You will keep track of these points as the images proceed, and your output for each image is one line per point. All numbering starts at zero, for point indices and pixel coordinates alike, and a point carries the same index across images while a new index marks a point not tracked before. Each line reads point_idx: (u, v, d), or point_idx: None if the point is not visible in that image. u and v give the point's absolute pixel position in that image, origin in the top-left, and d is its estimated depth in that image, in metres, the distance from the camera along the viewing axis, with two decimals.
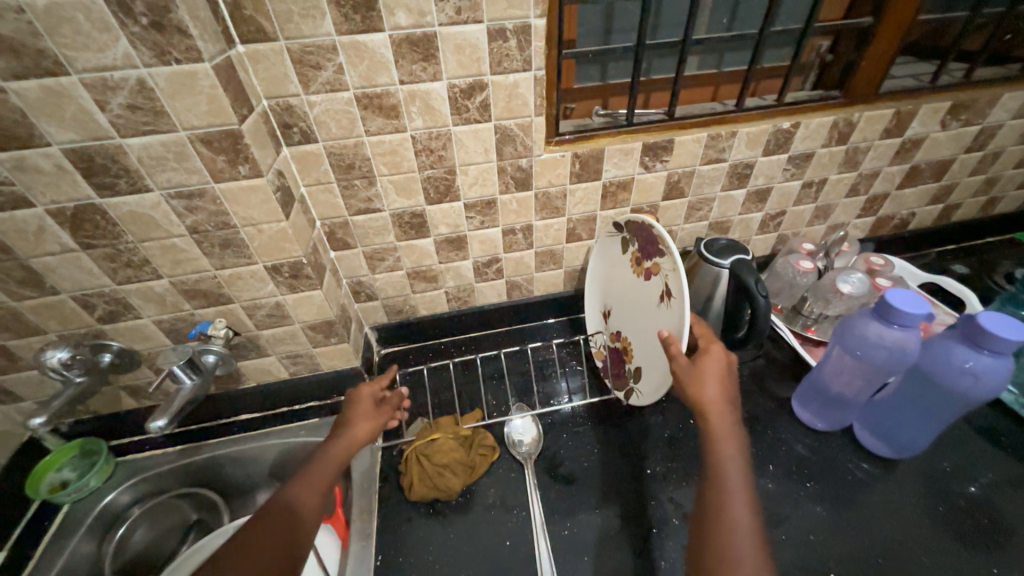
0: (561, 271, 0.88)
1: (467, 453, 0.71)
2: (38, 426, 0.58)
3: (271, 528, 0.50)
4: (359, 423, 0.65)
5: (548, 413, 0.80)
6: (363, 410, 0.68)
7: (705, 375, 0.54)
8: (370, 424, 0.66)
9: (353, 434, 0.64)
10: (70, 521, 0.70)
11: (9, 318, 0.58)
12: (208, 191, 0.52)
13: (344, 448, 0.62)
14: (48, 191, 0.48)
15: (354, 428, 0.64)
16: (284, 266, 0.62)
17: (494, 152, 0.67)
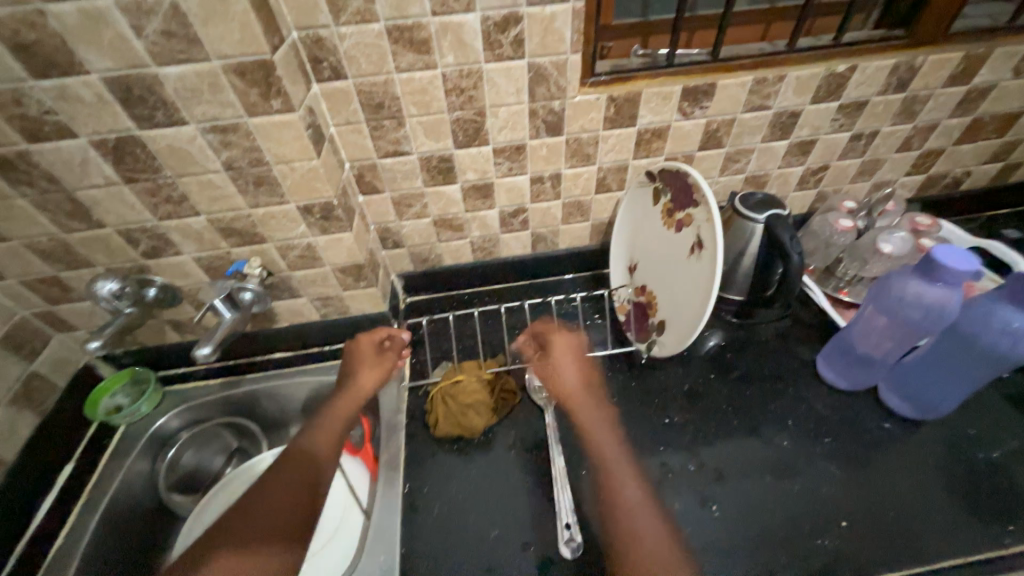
0: (588, 224, 0.86)
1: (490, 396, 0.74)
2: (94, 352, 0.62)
3: (291, 473, 0.62)
4: (361, 375, 0.74)
5: None
6: (366, 360, 0.75)
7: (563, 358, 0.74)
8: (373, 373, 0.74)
9: (357, 386, 0.73)
10: (126, 441, 0.76)
11: (60, 250, 0.61)
12: (242, 125, 0.52)
13: (352, 400, 0.72)
14: (90, 121, 0.49)
15: (358, 381, 0.73)
16: (316, 206, 0.62)
17: (526, 93, 0.65)
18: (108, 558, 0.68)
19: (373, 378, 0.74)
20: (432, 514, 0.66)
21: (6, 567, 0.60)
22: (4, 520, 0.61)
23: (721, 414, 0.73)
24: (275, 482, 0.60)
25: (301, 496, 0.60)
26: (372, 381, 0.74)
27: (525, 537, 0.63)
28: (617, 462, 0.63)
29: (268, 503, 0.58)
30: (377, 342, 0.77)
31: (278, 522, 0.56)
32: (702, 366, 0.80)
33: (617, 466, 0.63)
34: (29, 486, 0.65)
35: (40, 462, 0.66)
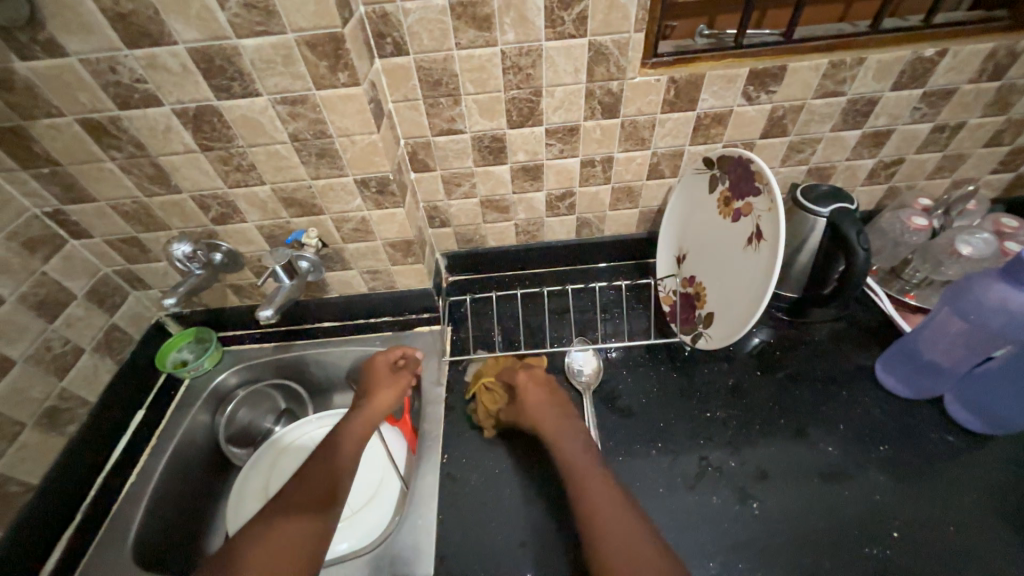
0: (636, 211, 0.85)
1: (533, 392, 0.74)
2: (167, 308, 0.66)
3: (314, 486, 0.61)
4: (379, 394, 0.74)
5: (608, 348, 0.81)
6: (382, 380, 0.76)
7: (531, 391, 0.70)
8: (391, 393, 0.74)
9: (374, 403, 0.73)
10: (189, 394, 0.81)
11: (141, 212, 0.66)
12: (310, 98, 0.54)
13: (369, 418, 0.71)
14: (174, 90, 0.52)
15: (375, 399, 0.73)
16: (372, 180, 0.64)
17: (585, 72, 0.64)
18: (172, 501, 0.72)
19: (390, 396, 0.73)
20: (468, 485, 0.68)
21: (88, 497, 0.67)
22: (88, 454, 0.68)
23: (766, 413, 0.71)
24: (296, 499, 0.60)
25: (311, 507, 0.59)
26: (389, 399, 0.74)
27: (559, 517, 0.64)
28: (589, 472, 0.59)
29: (290, 520, 0.57)
30: (392, 361, 0.78)
31: (300, 541, 0.55)
32: (749, 363, 0.77)
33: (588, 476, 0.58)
34: (108, 426, 0.71)
35: (118, 406, 0.73)
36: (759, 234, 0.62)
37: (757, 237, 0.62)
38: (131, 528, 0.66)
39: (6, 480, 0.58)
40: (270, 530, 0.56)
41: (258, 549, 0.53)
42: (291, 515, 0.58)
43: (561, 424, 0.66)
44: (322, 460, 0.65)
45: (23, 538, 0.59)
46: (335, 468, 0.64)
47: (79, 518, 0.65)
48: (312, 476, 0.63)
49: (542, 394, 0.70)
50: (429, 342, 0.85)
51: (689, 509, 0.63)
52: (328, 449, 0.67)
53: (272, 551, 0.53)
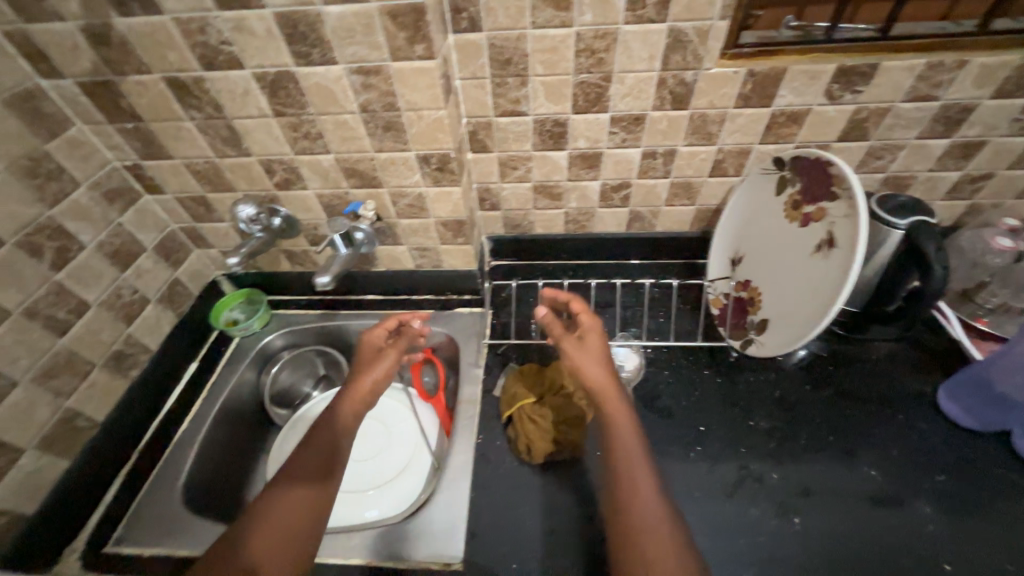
0: (692, 209, 0.82)
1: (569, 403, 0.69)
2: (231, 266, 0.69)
3: (312, 465, 0.59)
4: (366, 377, 0.69)
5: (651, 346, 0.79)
6: (370, 358, 0.72)
7: (588, 359, 0.63)
8: (379, 372, 0.69)
9: (358, 387, 0.68)
10: (239, 352, 0.84)
11: (212, 172, 0.68)
12: (384, 69, 0.54)
13: (361, 399, 0.68)
14: (256, 54, 0.53)
15: (363, 380, 0.69)
16: (433, 156, 0.64)
17: (660, 59, 0.61)
18: (218, 451, 0.76)
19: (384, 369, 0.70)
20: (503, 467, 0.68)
21: (144, 439, 0.70)
22: (148, 398, 0.72)
23: (814, 430, 0.68)
24: (297, 477, 0.58)
25: (309, 481, 0.58)
26: (373, 380, 0.69)
27: (591, 510, 0.63)
28: (639, 469, 0.55)
29: (289, 501, 0.56)
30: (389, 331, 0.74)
31: (300, 523, 0.54)
32: (799, 376, 0.74)
33: (638, 474, 0.54)
34: (165, 374, 0.75)
35: (175, 355, 0.77)
36: (832, 240, 0.59)
37: (830, 243, 0.59)
38: (182, 470, 0.69)
39: (77, 415, 0.61)
40: (270, 511, 0.54)
41: (261, 532, 0.52)
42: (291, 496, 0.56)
43: (620, 406, 0.59)
44: (319, 437, 0.62)
45: (87, 471, 0.62)
46: (331, 445, 0.62)
47: (136, 456, 0.69)
48: (312, 454, 0.61)
49: (592, 367, 0.62)
50: (469, 323, 0.86)
51: (727, 515, 0.61)
52: (323, 426, 0.64)
53: (274, 536, 0.52)
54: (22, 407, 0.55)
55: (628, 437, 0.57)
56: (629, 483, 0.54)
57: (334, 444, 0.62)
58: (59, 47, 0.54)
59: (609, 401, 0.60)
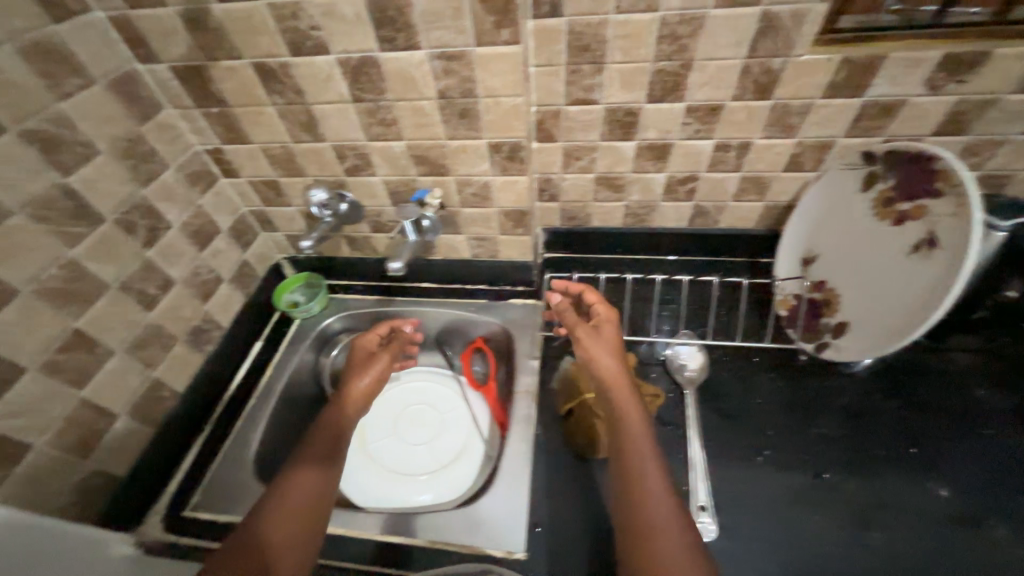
0: (761, 205, 0.79)
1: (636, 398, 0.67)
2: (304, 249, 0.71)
3: (317, 453, 0.58)
4: (359, 379, 0.69)
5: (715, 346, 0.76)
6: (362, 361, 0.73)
7: (601, 350, 0.62)
8: (373, 372, 0.70)
9: (352, 389, 0.68)
10: (299, 336, 0.86)
11: (286, 157, 0.70)
12: (467, 54, 0.54)
13: (356, 400, 0.68)
14: (343, 39, 0.54)
15: (357, 381, 0.69)
16: (505, 144, 0.63)
17: (747, 45, 0.59)
18: (281, 430, 0.77)
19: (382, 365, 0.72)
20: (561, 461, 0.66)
21: (212, 418, 0.73)
22: (218, 373, 0.75)
23: (889, 440, 0.65)
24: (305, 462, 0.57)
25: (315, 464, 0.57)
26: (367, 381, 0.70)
27: None
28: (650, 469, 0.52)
29: (298, 485, 0.54)
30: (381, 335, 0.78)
31: (312, 505, 0.53)
32: (877, 385, 0.70)
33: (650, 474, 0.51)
34: (233, 351, 0.78)
35: (242, 334, 0.80)
36: (933, 238, 0.58)
37: (932, 241, 0.58)
38: (250, 444, 0.71)
39: (161, 384, 0.64)
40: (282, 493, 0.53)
41: (275, 513, 0.51)
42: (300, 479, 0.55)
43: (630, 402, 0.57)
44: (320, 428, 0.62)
45: (167, 438, 0.65)
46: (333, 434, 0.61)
47: (206, 430, 0.72)
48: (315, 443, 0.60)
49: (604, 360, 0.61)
50: (522, 314, 0.85)
51: (797, 523, 0.59)
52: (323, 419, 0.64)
53: (288, 518, 0.51)
54: (117, 375, 0.58)
55: (639, 433, 0.54)
56: (641, 475, 0.51)
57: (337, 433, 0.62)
58: (158, 32, 0.56)
59: (619, 390, 0.58)
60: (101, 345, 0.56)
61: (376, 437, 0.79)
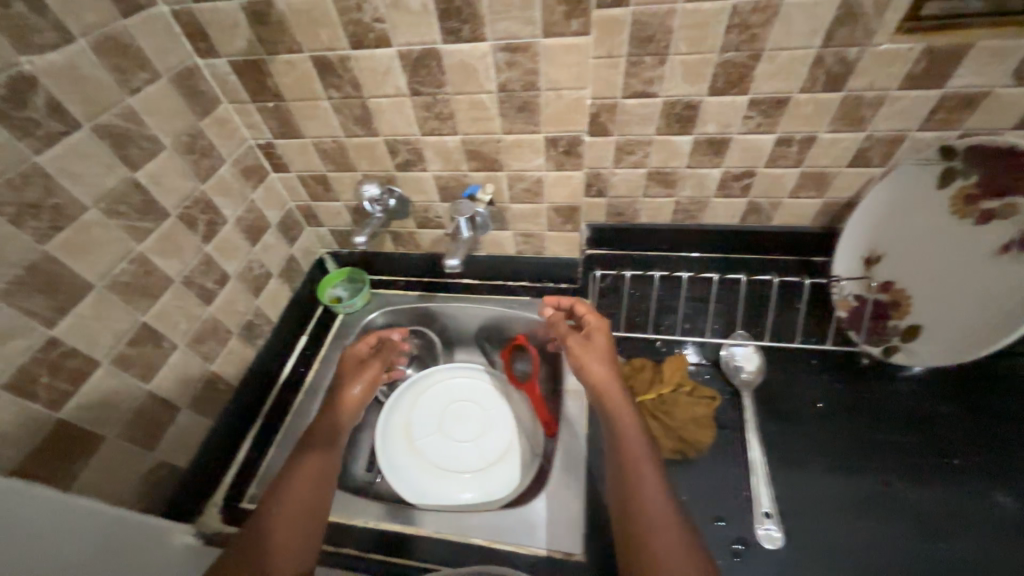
0: (819, 202, 0.75)
1: (694, 398, 0.64)
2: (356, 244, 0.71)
3: (314, 458, 0.60)
4: (352, 387, 0.70)
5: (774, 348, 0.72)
6: (354, 369, 0.73)
7: (590, 357, 0.62)
8: (363, 379, 0.71)
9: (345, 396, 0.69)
10: (344, 329, 0.87)
11: (338, 152, 0.69)
12: (533, 46, 0.52)
13: (349, 405, 0.69)
14: (407, 31, 0.53)
15: (350, 389, 0.70)
16: (563, 139, 0.62)
17: (822, 35, 0.56)
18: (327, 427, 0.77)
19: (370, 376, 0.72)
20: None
21: (261, 413, 0.73)
22: (268, 368, 0.75)
23: (964, 449, 0.61)
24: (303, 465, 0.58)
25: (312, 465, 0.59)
26: (360, 388, 0.70)
27: (717, 510, 0.58)
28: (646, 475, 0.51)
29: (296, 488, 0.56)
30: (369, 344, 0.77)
31: (310, 508, 0.55)
32: (951, 388, 0.66)
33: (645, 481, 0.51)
34: (282, 346, 0.78)
35: (290, 328, 0.80)
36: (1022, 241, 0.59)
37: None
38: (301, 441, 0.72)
39: (218, 378, 0.65)
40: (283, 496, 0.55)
41: (277, 513, 0.53)
42: (297, 481, 0.57)
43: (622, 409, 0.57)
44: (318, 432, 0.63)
45: (223, 430, 0.66)
46: (329, 440, 0.62)
47: (255, 425, 0.72)
48: (312, 447, 0.61)
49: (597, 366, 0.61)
50: None
51: (867, 533, 0.56)
52: (319, 422, 0.65)
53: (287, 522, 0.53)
54: (179, 368, 0.59)
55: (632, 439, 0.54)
56: (634, 483, 0.51)
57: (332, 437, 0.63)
58: (219, 26, 0.55)
59: (609, 397, 0.58)
60: (165, 339, 0.56)
61: (421, 433, 0.79)
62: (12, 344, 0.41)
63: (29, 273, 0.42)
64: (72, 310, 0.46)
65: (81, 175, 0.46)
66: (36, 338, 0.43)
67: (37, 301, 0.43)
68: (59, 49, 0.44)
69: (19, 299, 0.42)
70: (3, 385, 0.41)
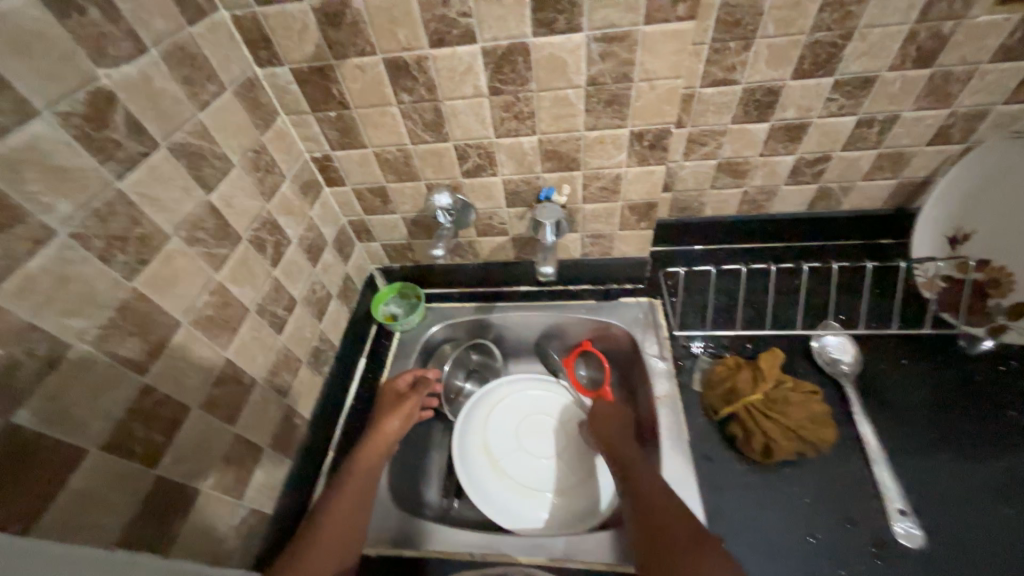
0: (893, 183, 0.74)
1: (802, 396, 0.61)
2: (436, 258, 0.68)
3: (350, 494, 0.57)
4: (389, 420, 0.65)
5: (869, 335, 0.69)
6: (391, 403, 0.68)
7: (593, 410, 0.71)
8: (403, 413, 0.66)
9: (381, 430, 0.64)
10: (403, 348, 0.81)
11: (401, 161, 0.65)
12: (632, 35, 0.49)
13: (387, 441, 0.63)
14: (495, 25, 0.49)
15: (388, 423, 0.64)
16: (650, 133, 0.59)
17: (920, 9, 0.54)
18: (401, 453, 0.72)
19: (398, 417, 0.65)
20: (733, 469, 0.60)
21: (333, 443, 0.69)
22: (335, 395, 0.70)
23: None
24: (336, 500, 0.56)
25: (349, 499, 0.56)
26: (397, 423, 0.65)
27: (845, 512, 0.55)
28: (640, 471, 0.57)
29: (330, 522, 0.53)
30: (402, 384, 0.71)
31: (341, 546, 0.52)
32: None
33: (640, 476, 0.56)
34: (344, 371, 0.73)
35: (350, 352, 0.75)
36: None
37: None
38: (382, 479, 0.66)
39: (293, 412, 0.60)
40: (317, 528, 0.52)
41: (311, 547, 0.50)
42: (334, 514, 0.54)
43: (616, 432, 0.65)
44: (355, 468, 0.60)
45: (302, 468, 0.61)
46: (363, 477, 0.59)
47: (332, 458, 0.67)
48: (345, 482, 0.58)
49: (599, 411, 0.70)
50: (636, 312, 0.80)
51: (1010, 522, 0.53)
52: (357, 452, 0.62)
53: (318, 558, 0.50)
54: (260, 406, 0.54)
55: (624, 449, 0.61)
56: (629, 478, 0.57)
57: (367, 474, 0.60)
58: (286, 31, 0.51)
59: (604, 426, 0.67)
60: (246, 375, 0.51)
61: (502, 451, 0.75)
62: (108, 397, 0.36)
63: (120, 315, 0.37)
64: (161, 353, 0.41)
65: (162, 201, 0.41)
66: (130, 387, 0.38)
67: (130, 345, 0.38)
68: (133, 60, 0.39)
69: (111, 344, 0.37)
70: (102, 445, 0.35)
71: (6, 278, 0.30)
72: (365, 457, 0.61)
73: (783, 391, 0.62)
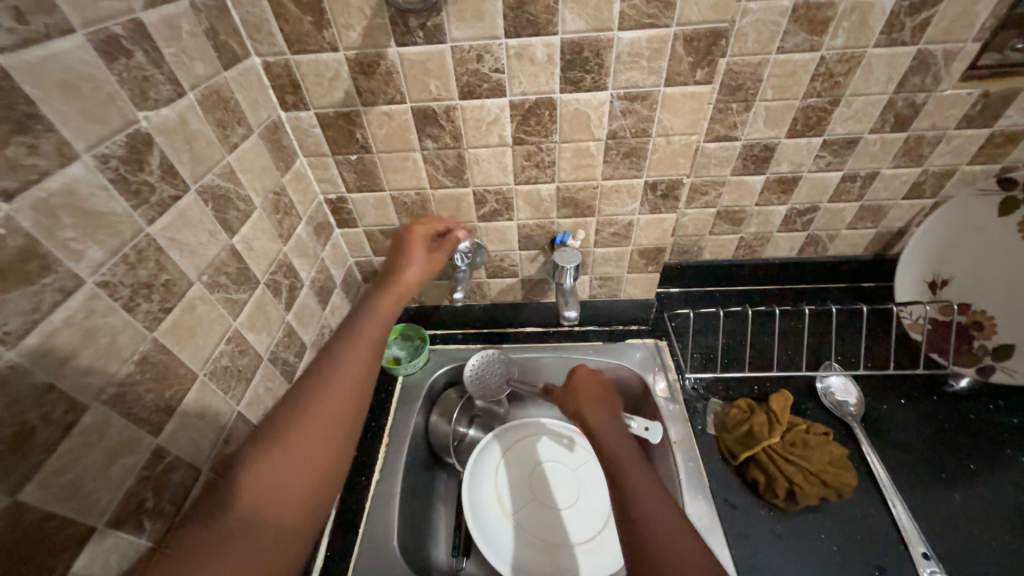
0: (873, 232, 0.80)
1: (816, 438, 0.62)
2: (458, 300, 0.65)
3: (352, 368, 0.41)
4: (408, 270, 0.53)
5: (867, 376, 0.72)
6: (409, 253, 0.55)
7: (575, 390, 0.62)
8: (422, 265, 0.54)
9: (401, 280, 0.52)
10: (408, 393, 0.77)
11: (418, 206, 0.65)
12: (653, 95, 0.53)
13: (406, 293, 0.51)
14: (525, 80, 0.52)
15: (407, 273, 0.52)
16: (663, 182, 0.61)
17: (897, 81, 0.61)
18: (408, 508, 0.67)
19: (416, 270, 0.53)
20: (756, 515, 0.60)
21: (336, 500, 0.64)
22: None
23: None
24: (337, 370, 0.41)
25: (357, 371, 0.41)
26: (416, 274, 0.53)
27: (872, 560, 0.55)
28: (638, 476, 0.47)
29: (315, 410, 0.38)
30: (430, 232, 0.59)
31: (327, 440, 0.38)
32: None
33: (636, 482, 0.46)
34: None
35: None
36: None
37: None
38: (393, 530, 0.62)
39: None
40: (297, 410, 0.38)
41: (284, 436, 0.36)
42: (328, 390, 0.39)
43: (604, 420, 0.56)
44: (362, 328, 0.45)
45: None
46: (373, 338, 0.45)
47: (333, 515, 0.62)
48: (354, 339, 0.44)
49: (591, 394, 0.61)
50: (644, 354, 0.80)
51: None
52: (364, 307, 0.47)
53: (283, 464, 0.35)
54: None
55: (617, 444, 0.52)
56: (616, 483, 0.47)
57: (382, 326, 0.46)
58: (317, 77, 0.52)
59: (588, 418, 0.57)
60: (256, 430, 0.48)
61: (515, 505, 0.72)
62: (122, 463, 0.32)
63: (139, 370, 0.34)
64: (176, 410, 0.37)
65: (189, 245, 0.39)
66: (144, 451, 0.34)
67: (146, 403, 0.35)
68: (172, 103, 0.38)
69: (129, 404, 0.33)
70: (109, 519, 0.31)
71: (31, 333, 0.27)
72: (371, 323, 0.46)
73: (800, 433, 0.63)
